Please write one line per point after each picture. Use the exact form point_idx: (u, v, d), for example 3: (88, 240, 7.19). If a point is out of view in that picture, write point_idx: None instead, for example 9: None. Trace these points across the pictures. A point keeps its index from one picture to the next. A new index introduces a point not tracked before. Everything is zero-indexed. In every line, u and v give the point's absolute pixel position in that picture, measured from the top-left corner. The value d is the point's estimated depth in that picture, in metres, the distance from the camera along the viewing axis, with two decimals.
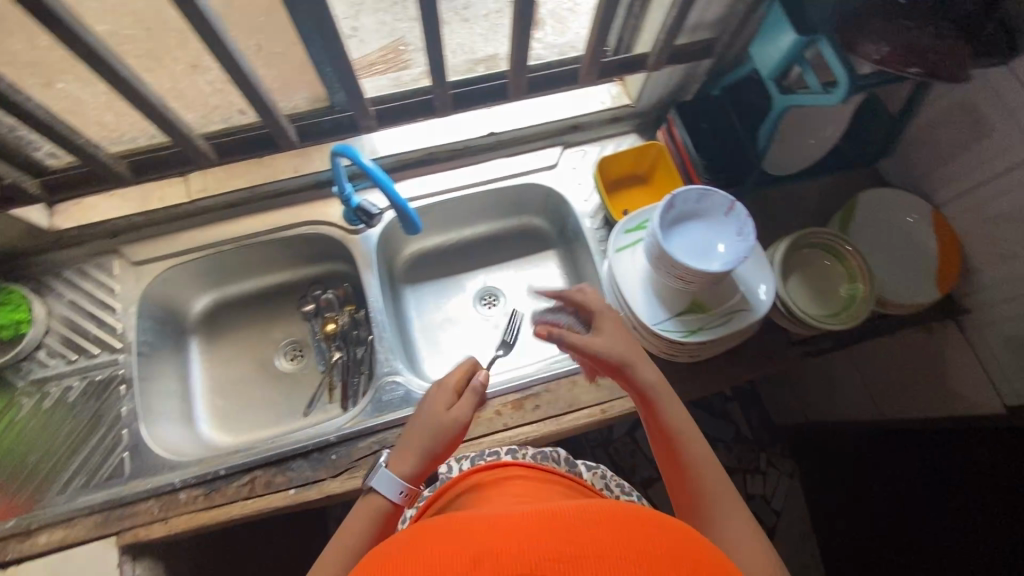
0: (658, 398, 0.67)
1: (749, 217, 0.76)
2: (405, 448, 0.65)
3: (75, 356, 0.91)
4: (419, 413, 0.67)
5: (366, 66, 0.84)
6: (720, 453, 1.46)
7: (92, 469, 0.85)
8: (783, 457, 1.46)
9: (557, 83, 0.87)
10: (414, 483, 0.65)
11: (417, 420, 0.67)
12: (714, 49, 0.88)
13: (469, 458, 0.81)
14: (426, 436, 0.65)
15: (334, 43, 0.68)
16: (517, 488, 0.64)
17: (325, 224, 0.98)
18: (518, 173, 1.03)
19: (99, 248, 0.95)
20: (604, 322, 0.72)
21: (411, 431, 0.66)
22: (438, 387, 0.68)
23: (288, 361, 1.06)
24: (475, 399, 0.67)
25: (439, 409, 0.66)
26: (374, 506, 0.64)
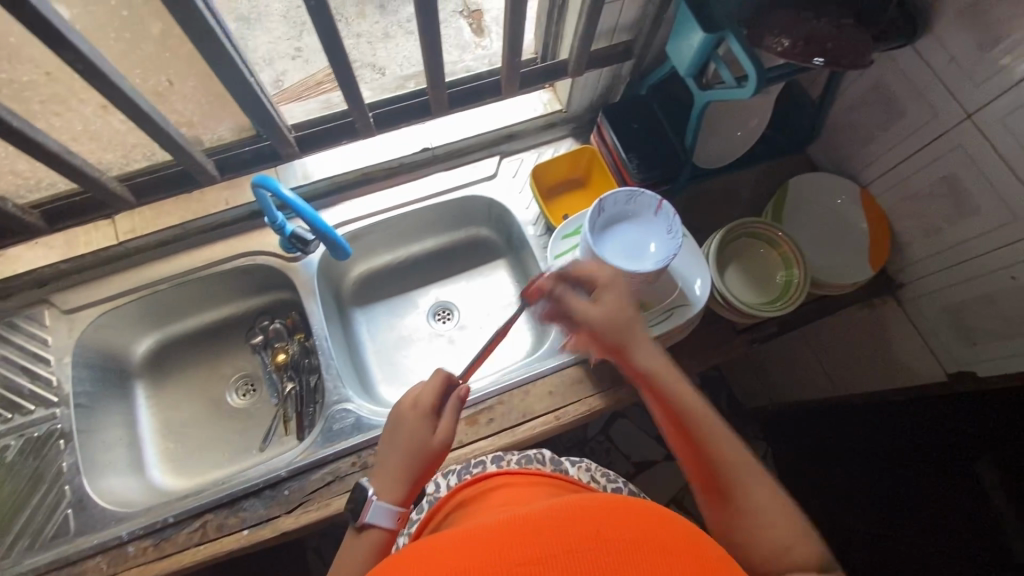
0: (663, 379, 0.65)
1: (676, 215, 0.77)
2: (390, 474, 0.64)
3: (10, 414, 0.87)
4: (397, 435, 0.65)
5: (313, 83, 0.95)
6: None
7: (35, 530, 0.81)
8: (755, 440, 1.49)
9: (481, 95, 0.87)
10: (405, 506, 0.64)
11: (398, 443, 0.64)
12: (634, 51, 0.89)
13: (456, 473, 0.80)
14: (411, 458, 0.64)
15: (239, 74, 0.67)
16: (500, 498, 0.64)
17: (263, 255, 0.96)
18: (457, 186, 1.03)
19: (28, 299, 0.92)
20: (608, 298, 0.69)
21: (393, 456, 0.64)
22: (408, 406, 0.66)
23: (240, 397, 1.04)
24: (454, 413, 0.67)
25: (418, 430, 0.64)
26: (370, 542, 0.61)
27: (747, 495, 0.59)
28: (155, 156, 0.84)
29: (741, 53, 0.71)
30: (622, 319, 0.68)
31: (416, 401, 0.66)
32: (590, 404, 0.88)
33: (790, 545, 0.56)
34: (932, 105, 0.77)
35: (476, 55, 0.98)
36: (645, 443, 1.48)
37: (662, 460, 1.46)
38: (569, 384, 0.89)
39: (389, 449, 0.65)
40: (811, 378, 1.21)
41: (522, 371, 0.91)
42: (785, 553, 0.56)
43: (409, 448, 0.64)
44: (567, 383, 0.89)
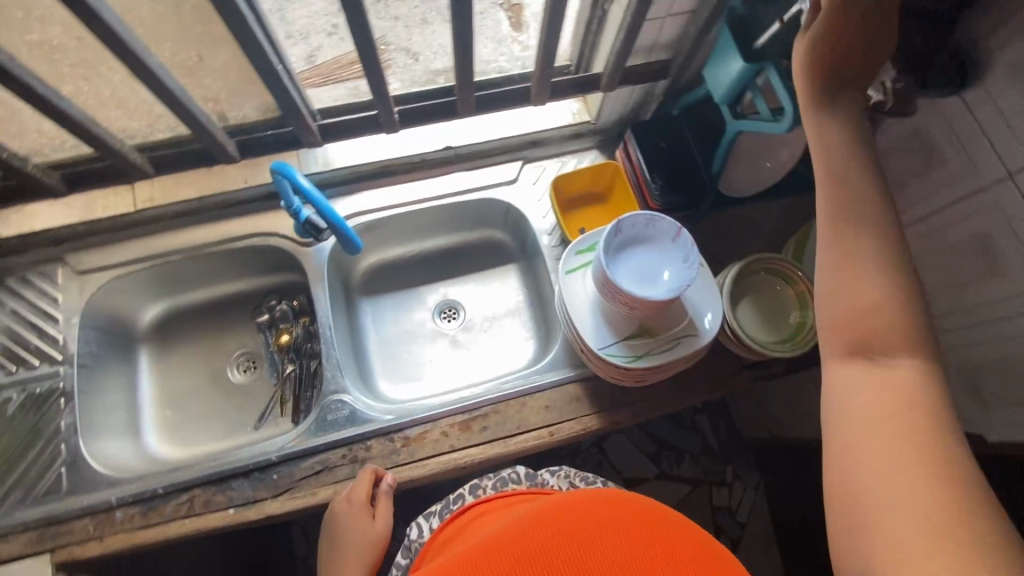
0: (832, 96, 0.53)
1: (694, 244, 0.76)
2: (346, 565, 0.78)
3: (15, 368, 0.88)
4: (346, 533, 0.78)
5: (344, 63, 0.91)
6: (686, 465, 1.47)
7: (29, 484, 0.83)
8: (749, 469, 1.47)
9: (508, 100, 0.86)
10: None
11: (349, 539, 0.78)
12: (669, 70, 0.88)
13: (438, 515, 0.82)
14: (360, 549, 0.78)
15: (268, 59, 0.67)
16: (476, 527, 0.68)
17: (276, 237, 0.96)
18: (475, 187, 1.02)
19: (42, 256, 0.93)
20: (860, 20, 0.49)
21: (347, 552, 0.78)
22: (348, 509, 0.78)
23: (240, 373, 1.05)
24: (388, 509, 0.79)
25: (361, 527, 0.77)
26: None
27: (861, 241, 0.51)
28: (177, 129, 0.83)
29: (780, 88, 0.69)
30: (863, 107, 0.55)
31: (354, 499, 0.78)
32: (586, 423, 0.87)
33: (881, 318, 0.50)
34: (973, 158, 0.74)
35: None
36: (638, 460, 1.47)
37: (653, 479, 1.45)
38: (566, 401, 0.89)
39: (340, 543, 0.79)
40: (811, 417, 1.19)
41: (520, 382, 0.90)
42: (864, 322, 0.50)
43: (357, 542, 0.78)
44: (564, 399, 0.89)
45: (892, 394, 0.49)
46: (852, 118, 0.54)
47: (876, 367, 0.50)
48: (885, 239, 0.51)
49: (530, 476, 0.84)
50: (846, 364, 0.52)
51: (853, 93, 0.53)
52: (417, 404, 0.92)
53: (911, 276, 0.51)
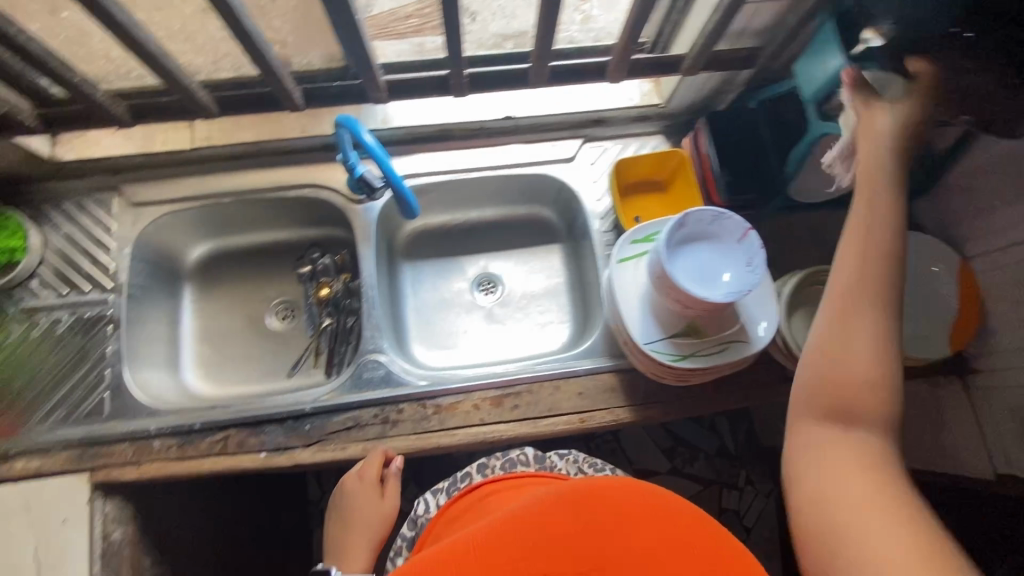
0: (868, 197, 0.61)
1: (761, 248, 0.72)
2: (353, 540, 0.83)
3: (67, 290, 0.90)
4: (357, 505, 0.83)
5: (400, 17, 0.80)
6: (699, 464, 1.46)
7: (73, 404, 0.86)
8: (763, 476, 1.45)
9: (582, 73, 0.81)
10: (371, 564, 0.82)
11: (361, 511, 0.83)
12: (757, 60, 0.83)
13: (445, 491, 0.84)
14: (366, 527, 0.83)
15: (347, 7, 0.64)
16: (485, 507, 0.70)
17: (327, 189, 0.95)
18: (532, 162, 0.99)
19: (100, 183, 0.93)
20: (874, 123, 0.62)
21: (358, 523, 0.83)
22: (354, 485, 0.84)
23: (278, 320, 1.06)
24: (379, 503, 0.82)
25: (372, 502, 0.82)
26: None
27: (862, 327, 0.57)
28: (243, 70, 0.81)
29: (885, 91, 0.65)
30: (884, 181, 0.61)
31: (365, 476, 0.82)
32: (618, 415, 0.86)
33: (866, 398, 0.56)
34: None
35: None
36: (652, 453, 1.47)
37: (664, 473, 1.45)
38: (600, 390, 0.87)
39: (350, 520, 0.84)
40: None
41: (555, 365, 0.90)
42: (849, 397, 0.57)
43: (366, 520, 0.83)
44: (599, 388, 0.87)
45: (858, 459, 0.55)
46: (876, 218, 0.60)
47: (853, 433, 0.56)
48: (882, 324, 0.57)
49: (540, 460, 0.84)
50: (820, 427, 0.58)
51: (880, 192, 0.61)
52: (450, 374, 0.92)
53: (898, 361, 0.57)
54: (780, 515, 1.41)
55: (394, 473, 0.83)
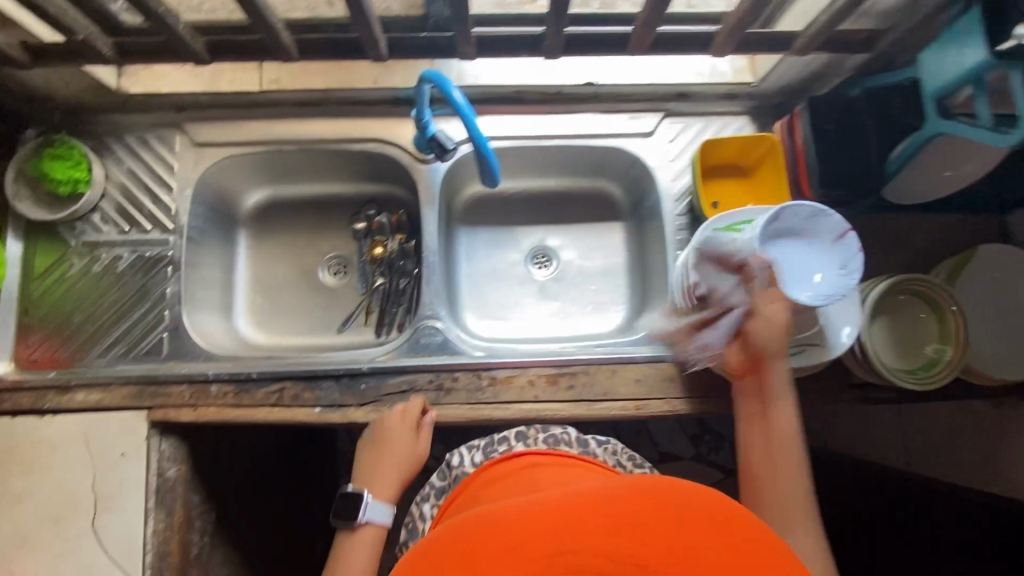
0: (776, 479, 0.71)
1: (859, 252, 0.68)
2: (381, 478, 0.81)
3: (128, 228, 0.89)
4: (387, 445, 0.80)
5: None
6: (724, 454, 1.45)
7: (132, 341, 0.86)
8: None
9: (681, 44, 0.71)
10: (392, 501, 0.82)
11: (392, 451, 0.80)
12: (877, 43, 0.77)
13: (481, 450, 0.82)
14: (398, 468, 0.81)
15: None
16: (527, 480, 0.66)
17: (394, 146, 0.92)
18: (607, 134, 0.94)
19: (164, 119, 0.91)
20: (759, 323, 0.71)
21: (387, 462, 0.80)
22: (390, 427, 0.80)
23: (331, 275, 1.05)
24: (412, 449, 0.79)
25: (406, 445, 0.79)
26: (370, 534, 0.78)
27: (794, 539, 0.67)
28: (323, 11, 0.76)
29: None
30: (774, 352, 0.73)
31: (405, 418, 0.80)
32: (675, 405, 0.84)
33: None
34: None
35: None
36: (678, 437, 1.46)
37: (689, 458, 1.45)
38: (659, 378, 0.85)
39: (377, 459, 0.81)
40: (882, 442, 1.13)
41: (614, 348, 0.88)
42: None
43: (397, 462, 0.80)
44: (657, 376, 0.86)
45: None
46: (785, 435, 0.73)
47: None
48: (812, 533, 0.68)
49: (581, 442, 0.81)
50: None
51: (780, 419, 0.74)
52: (505, 347, 0.90)
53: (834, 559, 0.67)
54: None
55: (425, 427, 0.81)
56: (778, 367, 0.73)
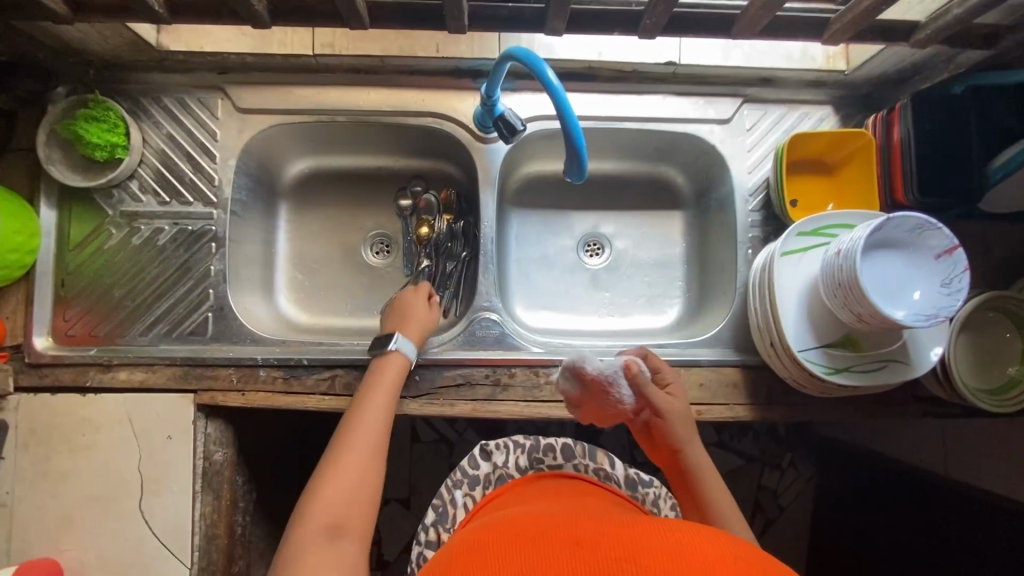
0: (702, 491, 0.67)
1: (966, 270, 0.63)
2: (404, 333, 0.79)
3: (169, 198, 0.84)
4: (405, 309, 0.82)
5: None
6: (746, 441, 1.44)
7: (175, 320, 0.82)
8: (808, 462, 1.44)
9: (794, 31, 0.65)
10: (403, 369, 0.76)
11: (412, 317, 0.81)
12: (1000, 42, 0.68)
13: (526, 452, 0.80)
14: (419, 325, 0.81)
15: None
16: (587, 497, 0.65)
17: (453, 122, 0.86)
18: (681, 119, 0.87)
19: (205, 80, 0.84)
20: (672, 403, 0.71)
21: (407, 326, 0.80)
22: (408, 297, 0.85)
23: (374, 256, 1.00)
24: (428, 311, 0.83)
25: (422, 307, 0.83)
26: (393, 364, 0.75)
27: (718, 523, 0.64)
28: None
29: None
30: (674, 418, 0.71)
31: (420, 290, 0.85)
32: (738, 412, 0.81)
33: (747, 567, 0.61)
34: None
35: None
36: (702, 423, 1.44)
37: (713, 445, 1.44)
38: (721, 384, 0.82)
39: (400, 318, 0.82)
40: (922, 446, 1.12)
41: (677, 351, 0.84)
42: None
43: (418, 321, 0.81)
44: (720, 381, 0.82)
45: None
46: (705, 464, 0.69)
47: None
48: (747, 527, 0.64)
49: (629, 484, 0.81)
50: None
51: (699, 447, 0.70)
52: (561, 342, 0.86)
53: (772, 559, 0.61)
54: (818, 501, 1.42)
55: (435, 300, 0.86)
56: (675, 429, 0.70)
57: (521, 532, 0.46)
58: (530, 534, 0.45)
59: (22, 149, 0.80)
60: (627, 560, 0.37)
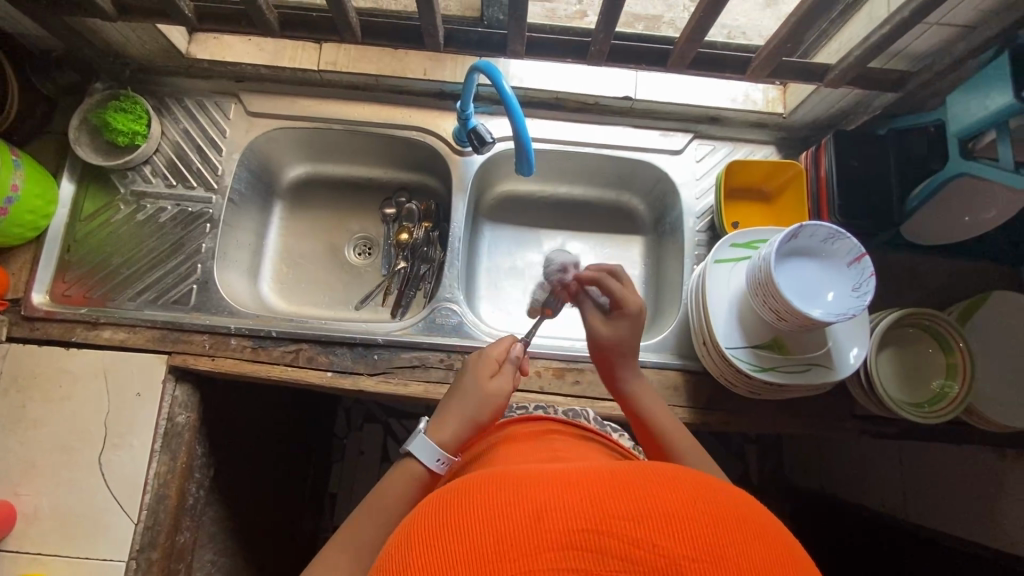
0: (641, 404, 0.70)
1: (872, 274, 0.69)
2: (443, 415, 0.65)
3: (175, 182, 0.94)
4: (462, 384, 0.67)
5: None
6: None
7: (163, 289, 0.90)
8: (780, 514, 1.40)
9: (722, 67, 0.78)
10: (454, 452, 0.64)
11: (465, 395, 0.66)
12: (906, 84, 0.78)
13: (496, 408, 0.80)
14: (464, 415, 0.64)
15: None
16: (540, 453, 0.57)
17: (434, 136, 0.97)
18: (637, 147, 0.98)
19: (222, 87, 0.97)
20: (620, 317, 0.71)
21: (457, 407, 0.65)
22: (478, 361, 0.69)
23: (356, 255, 1.08)
24: (514, 371, 0.70)
25: (476, 380, 0.67)
26: (412, 472, 0.62)
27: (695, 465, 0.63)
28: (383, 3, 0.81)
29: None
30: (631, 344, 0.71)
31: (483, 356, 0.69)
32: (677, 414, 0.85)
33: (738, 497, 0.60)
34: None
35: (740, 13, 0.86)
36: None
37: None
38: (662, 386, 0.87)
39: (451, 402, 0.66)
40: (878, 487, 1.12)
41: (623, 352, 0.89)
42: None
43: (463, 412, 0.64)
44: (662, 383, 0.87)
45: None
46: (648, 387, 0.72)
47: None
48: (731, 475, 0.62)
49: (600, 425, 0.81)
50: None
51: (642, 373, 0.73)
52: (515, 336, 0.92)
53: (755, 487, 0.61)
54: None
55: (518, 358, 0.71)
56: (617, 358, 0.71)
57: (442, 502, 0.36)
58: (459, 499, 0.35)
59: (56, 130, 0.92)
60: (593, 530, 0.31)
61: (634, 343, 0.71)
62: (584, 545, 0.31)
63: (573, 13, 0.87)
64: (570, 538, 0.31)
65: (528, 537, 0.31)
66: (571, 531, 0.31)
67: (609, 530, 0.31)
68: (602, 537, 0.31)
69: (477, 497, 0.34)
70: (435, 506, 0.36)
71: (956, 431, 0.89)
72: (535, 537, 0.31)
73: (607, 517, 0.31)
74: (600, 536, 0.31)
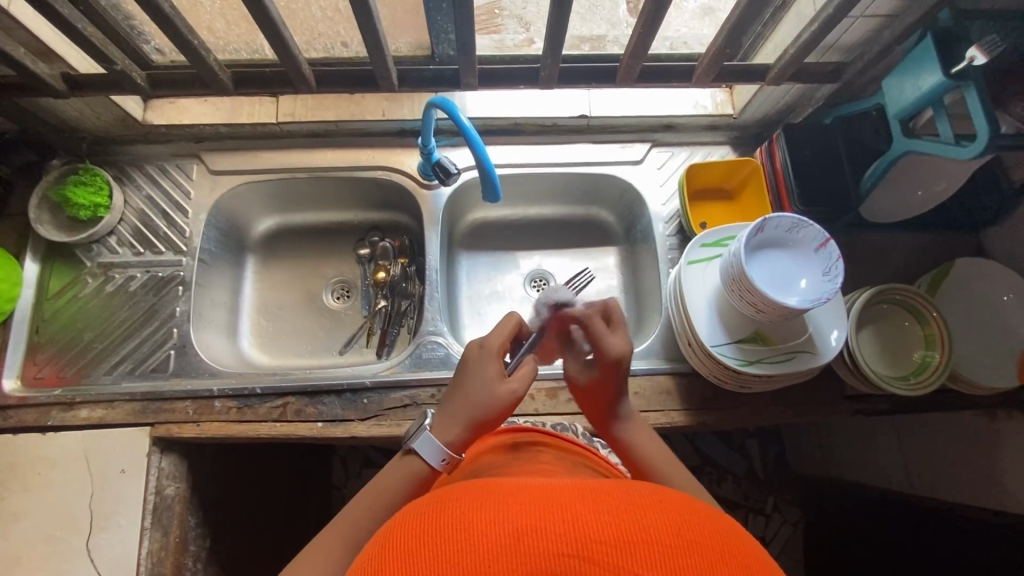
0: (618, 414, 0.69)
1: (840, 258, 0.71)
2: (449, 415, 0.63)
3: (143, 249, 0.93)
4: (470, 378, 0.64)
5: None
6: (727, 486, 1.38)
7: (140, 358, 0.88)
8: (791, 504, 1.38)
9: (667, 77, 0.82)
10: (456, 453, 0.62)
11: (473, 391, 0.63)
12: (842, 75, 0.82)
13: None
14: (467, 416, 0.62)
15: (464, 11, 0.63)
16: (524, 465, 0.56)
17: (399, 173, 0.99)
18: (598, 161, 1.00)
19: (183, 150, 0.97)
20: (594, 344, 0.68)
21: (462, 402, 0.63)
22: (491, 357, 0.65)
23: (335, 300, 1.07)
24: (532, 368, 0.66)
25: (489, 378, 0.63)
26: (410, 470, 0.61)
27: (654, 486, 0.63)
28: (335, 52, 0.83)
29: (978, 110, 0.64)
30: (617, 389, 0.67)
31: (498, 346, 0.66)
32: (674, 418, 0.85)
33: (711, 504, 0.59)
34: None
35: None
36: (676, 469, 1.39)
37: None
38: (656, 392, 0.87)
39: (456, 398, 0.64)
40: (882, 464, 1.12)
41: None
42: None
43: (469, 412, 0.62)
44: (655, 389, 0.87)
45: None
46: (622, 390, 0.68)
47: None
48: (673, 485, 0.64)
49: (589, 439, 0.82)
50: None
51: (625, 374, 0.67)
52: None
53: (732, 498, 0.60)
54: (807, 546, 1.33)
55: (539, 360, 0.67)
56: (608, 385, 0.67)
57: (420, 517, 0.36)
58: (438, 517, 0.35)
59: (14, 212, 0.91)
60: (575, 555, 0.31)
61: (616, 385, 0.66)
62: (565, 569, 0.30)
63: (521, 41, 0.90)
64: (550, 561, 0.31)
65: (507, 558, 0.31)
66: (551, 553, 0.31)
67: (590, 555, 0.31)
68: (583, 563, 0.31)
69: (459, 516, 0.34)
70: (416, 519, 0.36)
71: (945, 399, 0.91)
72: (515, 560, 0.31)
73: (588, 541, 0.31)
74: (581, 562, 0.31)
